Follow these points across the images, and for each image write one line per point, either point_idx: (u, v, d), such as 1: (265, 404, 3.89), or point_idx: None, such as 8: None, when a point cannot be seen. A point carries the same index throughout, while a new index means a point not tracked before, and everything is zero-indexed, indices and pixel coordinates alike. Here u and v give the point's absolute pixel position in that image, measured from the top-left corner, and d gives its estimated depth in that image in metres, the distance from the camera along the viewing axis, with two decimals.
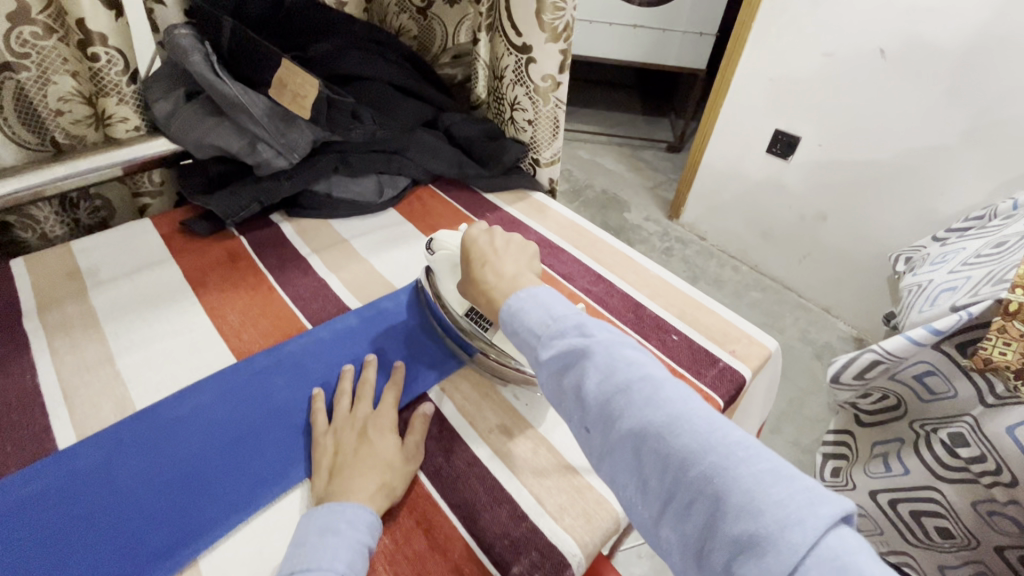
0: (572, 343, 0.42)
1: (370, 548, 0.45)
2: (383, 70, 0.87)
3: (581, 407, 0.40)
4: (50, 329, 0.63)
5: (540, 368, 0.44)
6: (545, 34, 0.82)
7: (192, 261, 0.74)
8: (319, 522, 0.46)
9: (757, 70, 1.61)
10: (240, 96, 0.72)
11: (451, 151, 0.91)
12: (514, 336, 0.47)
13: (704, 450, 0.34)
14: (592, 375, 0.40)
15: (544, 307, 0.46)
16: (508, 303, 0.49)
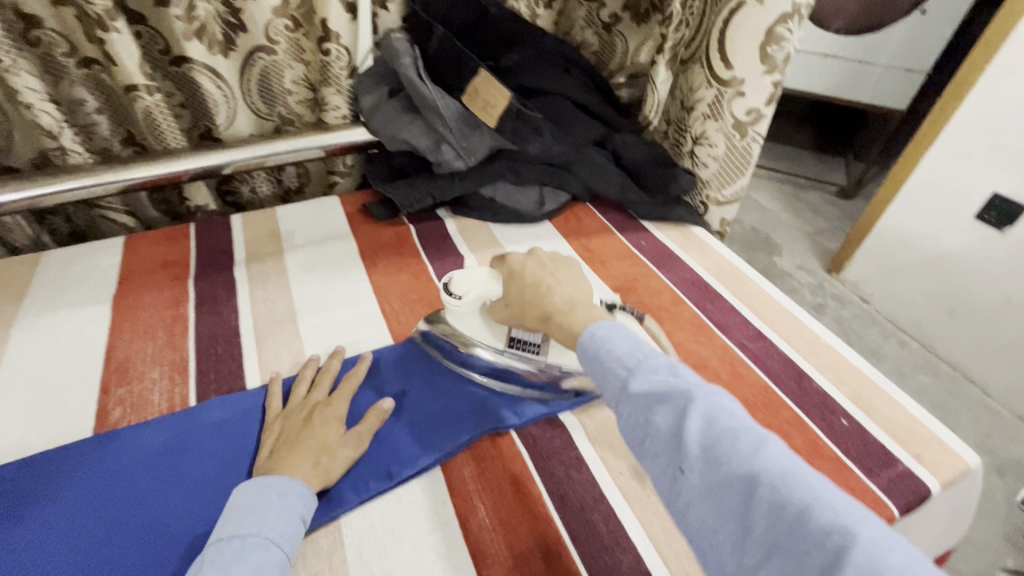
0: (670, 384, 0.40)
1: (304, 518, 0.45)
2: (568, 87, 0.87)
3: (676, 447, 0.38)
4: (254, 280, 0.73)
5: (631, 405, 0.41)
6: (762, 66, 0.78)
7: (367, 240, 0.81)
8: (247, 493, 0.45)
9: (983, 124, 1.36)
10: (437, 100, 0.78)
11: (616, 172, 0.88)
12: (596, 365, 0.45)
13: (818, 502, 0.33)
14: (695, 418, 0.38)
15: (633, 343, 0.44)
16: (591, 333, 0.47)
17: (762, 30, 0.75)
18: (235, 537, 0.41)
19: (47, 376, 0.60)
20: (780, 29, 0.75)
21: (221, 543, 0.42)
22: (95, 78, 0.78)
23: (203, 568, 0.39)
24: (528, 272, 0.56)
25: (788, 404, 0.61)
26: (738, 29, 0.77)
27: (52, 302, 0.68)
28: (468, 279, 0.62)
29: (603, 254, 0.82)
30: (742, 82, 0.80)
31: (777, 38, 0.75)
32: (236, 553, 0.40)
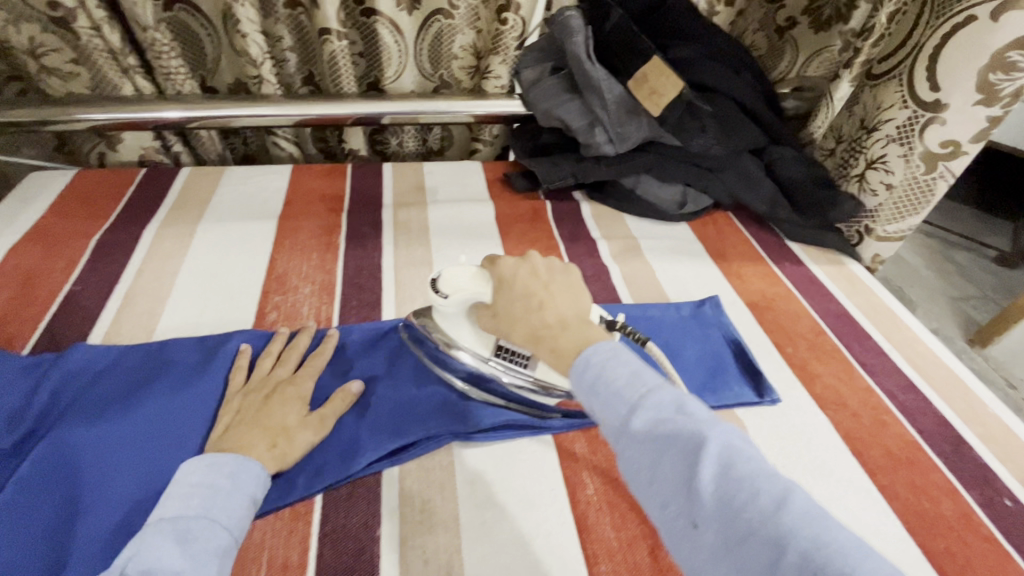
0: (679, 424, 0.35)
1: (256, 500, 0.43)
2: (738, 88, 0.82)
3: (689, 499, 0.33)
4: (398, 225, 0.78)
5: (634, 447, 0.36)
6: (977, 95, 0.70)
7: (504, 208, 0.83)
8: (197, 470, 0.43)
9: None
10: (602, 81, 0.78)
11: (771, 187, 0.83)
12: (594, 394, 0.39)
13: (858, 572, 0.27)
14: (709, 465, 0.33)
15: (634, 369, 0.39)
16: (584, 357, 0.41)
17: (988, 53, 0.68)
18: (182, 517, 0.40)
19: (222, 271, 0.67)
20: (1012, 53, 0.67)
21: (159, 522, 0.40)
22: (295, 20, 0.86)
23: (140, 546, 0.37)
24: (521, 281, 0.47)
25: (939, 467, 0.55)
26: (955, 51, 0.70)
27: (229, 211, 0.77)
28: (455, 283, 0.52)
29: (741, 267, 0.78)
30: (945, 108, 0.72)
31: (1004, 64, 0.68)
32: (181, 534, 0.39)
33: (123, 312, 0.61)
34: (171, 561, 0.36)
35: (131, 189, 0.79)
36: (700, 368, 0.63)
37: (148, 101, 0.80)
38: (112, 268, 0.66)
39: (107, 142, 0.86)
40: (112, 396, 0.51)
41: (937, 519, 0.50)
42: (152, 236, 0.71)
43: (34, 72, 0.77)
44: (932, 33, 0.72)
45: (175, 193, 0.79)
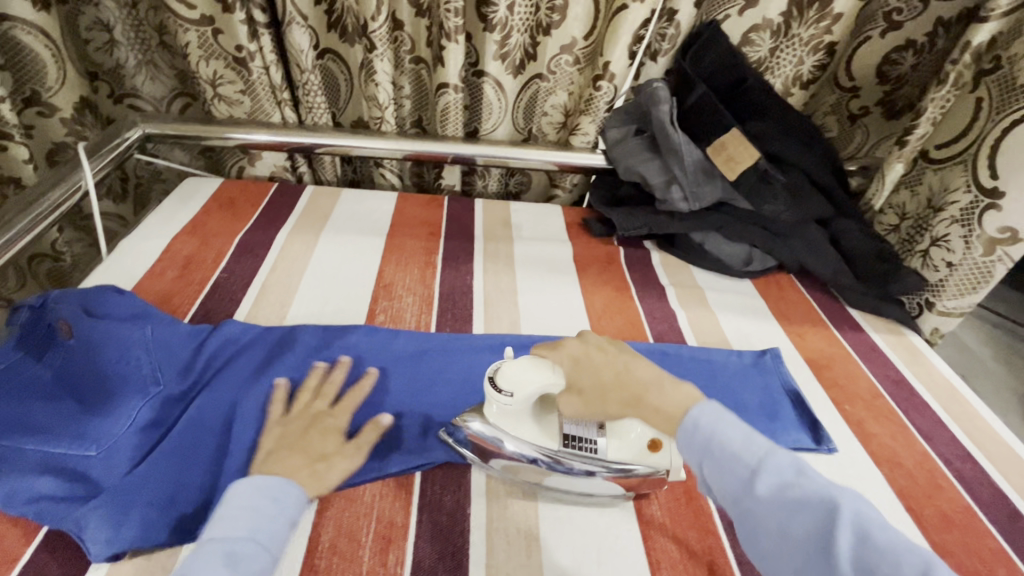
0: (801, 486, 0.42)
1: (295, 522, 0.46)
2: (809, 163, 0.90)
3: (817, 551, 0.39)
4: (487, 253, 0.87)
5: (767, 510, 0.42)
6: None
7: (582, 250, 0.92)
8: (245, 492, 0.45)
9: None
10: (682, 145, 0.86)
11: (834, 255, 0.89)
12: (711, 455, 0.46)
13: None
14: (841, 528, 0.39)
15: (747, 435, 0.46)
16: (692, 421, 0.48)
17: None
18: (227, 538, 0.42)
19: (339, 277, 0.78)
20: None
21: (206, 541, 0.42)
22: (417, 74, 1.00)
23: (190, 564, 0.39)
24: (597, 354, 0.54)
25: (993, 534, 0.57)
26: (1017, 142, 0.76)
27: (345, 226, 0.89)
28: (518, 373, 0.50)
29: (801, 326, 0.83)
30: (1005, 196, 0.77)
31: None
32: (225, 558, 0.41)
33: (260, 300, 0.72)
34: None
35: (266, 198, 0.93)
36: (760, 412, 0.67)
37: (291, 129, 0.95)
38: (251, 262, 0.78)
39: (248, 159, 1.02)
40: (255, 370, 0.61)
41: None
42: (283, 239, 0.84)
43: (207, 98, 0.93)
44: (994, 126, 0.79)
45: (301, 206, 0.93)
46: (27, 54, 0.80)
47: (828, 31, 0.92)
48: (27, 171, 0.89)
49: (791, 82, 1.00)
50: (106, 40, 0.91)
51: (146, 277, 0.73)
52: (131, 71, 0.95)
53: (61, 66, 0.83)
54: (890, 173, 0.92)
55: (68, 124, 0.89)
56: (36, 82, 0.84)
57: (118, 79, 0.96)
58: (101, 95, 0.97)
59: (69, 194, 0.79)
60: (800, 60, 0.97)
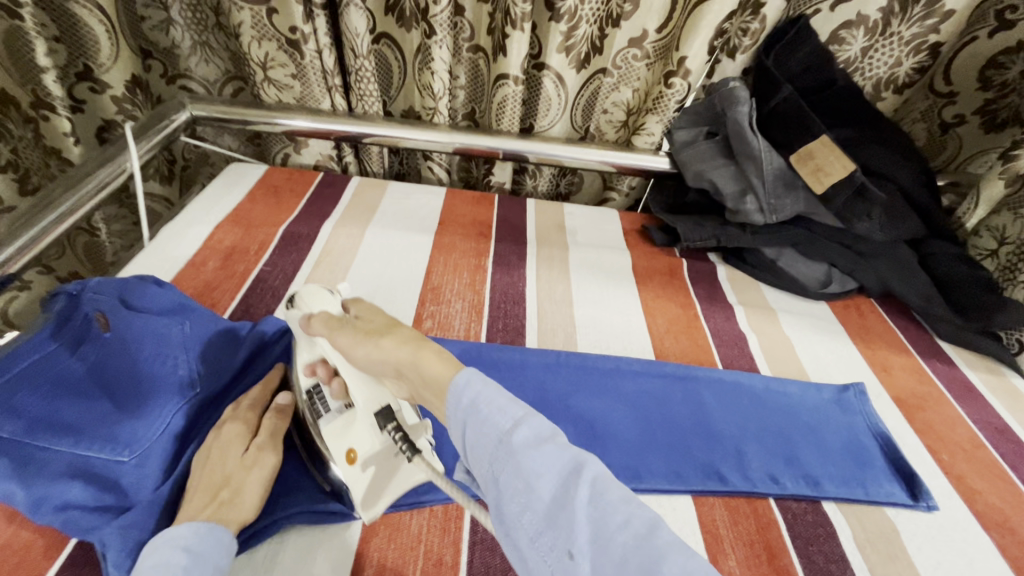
0: (549, 451, 0.37)
1: (222, 569, 0.40)
2: (903, 177, 0.82)
3: (555, 514, 0.35)
4: (541, 258, 0.82)
5: (504, 460, 0.37)
6: None
7: (641, 259, 0.85)
8: (155, 551, 0.39)
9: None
10: (762, 152, 0.79)
11: (926, 281, 0.80)
12: (478, 421, 0.39)
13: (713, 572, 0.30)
14: (577, 485, 0.36)
15: (499, 398, 0.40)
16: (458, 387, 0.41)
17: None
18: None
19: (384, 276, 0.73)
20: None
21: None
22: (474, 63, 0.94)
23: None
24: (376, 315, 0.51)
25: None
26: None
27: (394, 221, 0.84)
28: (317, 302, 0.52)
29: (887, 359, 0.74)
30: None
31: None
32: None
33: None
34: None
35: (312, 188, 0.89)
36: (847, 457, 0.60)
37: (341, 116, 0.91)
38: (295, 256, 0.74)
39: (294, 146, 0.98)
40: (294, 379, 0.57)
41: None
42: (328, 232, 0.79)
43: (259, 81, 0.90)
44: None
45: (347, 199, 0.88)
46: (82, 29, 0.77)
47: (934, 30, 0.84)
48: (68, 144, 0.86)
49: (883, 86, 0.93)
50: (163, 18, 0.88)
51: (187, 266, 0.70)
52: (185, 52, 0.92)
53: (115, 42, 0.80)
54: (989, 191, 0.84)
55: (118, 101, 0.86)
56: (89, 57, 0.81)
57: (171, 60, 0.94)
58: (152, 73, 0.95)
59: (115, 176, 0.77)
60: (898, 61, 0.88)
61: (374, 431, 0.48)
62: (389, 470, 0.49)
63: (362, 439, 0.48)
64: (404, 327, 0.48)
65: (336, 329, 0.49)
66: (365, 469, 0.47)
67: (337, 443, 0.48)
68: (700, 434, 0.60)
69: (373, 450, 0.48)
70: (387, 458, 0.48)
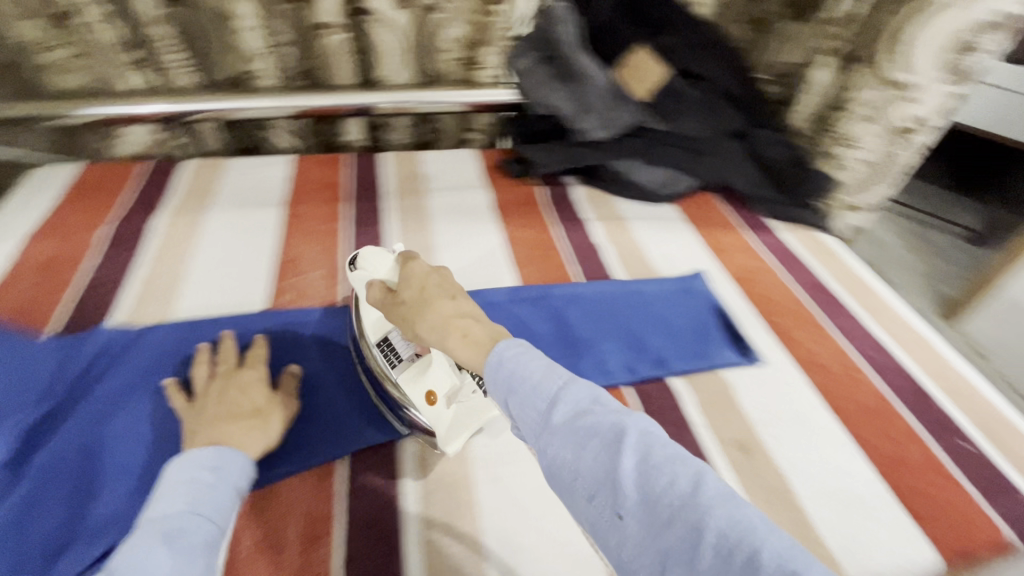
0: (597, 417, 0.38)
1: (241, 491, 0.43)
2: (720, 74, 0.88)
3: (608, 484, 0.35)
4: (399, 211, 0.81)
5: (549, 437, 0.38)
6: (939, 74, 0.76)
7: (500, 194, 0.87)
8: (179, 468, 0.42)
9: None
10: (590, 69, 0.84)
11: (751, 167, 0.89)
12: (513, 391, 0.41)
13: (762, 543, 0.30)
14: (626, 454, 0.35)
15: (544, 365, 0.41)
16: (496, 360, 0.42)
17: (947, 36, 0.73)
18: (166, 514, 0.39)
19: (232, 260, 0.70)
20: (968, 35, 0.73)
21: (142, 521, 0.39)
22: (293, 12, 0.85)
23: (128, 544, 0.37)
24: (418, 274, 0.51)
25: (905, 416, 0.60)
26: (921, 32, 0.74)
27: (236, 200, 0.79)
28: (375, 262, 0.55)
29: (725, 244, 0.82)
30: (912, 87, 0.77)
31: (958, 44, 0.73)
32: (169, 532, 0.38)
33: (142, 297, 0.64)
34: (154, 566, 0.35)
35: (136, 180, 0.81)
36: (691, 336, 0.67)
37: None
38: (127, 256, 0.69)
39: (108, 137, 0.88)
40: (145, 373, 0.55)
41: (901, 460, 0.56)
42: (162, 225, 0.74)
43: None
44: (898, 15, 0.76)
45: (182, 185, 0.81)
46: None
47: None
48: None
49: None
50: None
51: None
52: None
53: None
54: (811, 81, 0.91)
55: None
56: None
57: None
58: None
59: None
60: None
61: (449, 370, 0.51)
62: (468, 406, 0.51)
63: (439, 379, 0.51)
64: (440, 305, 0.47)
65: (439, 297, 0.48)
66: (447, 408, 0.51)
67: (416, 386, 0.52)
68: (563, 341, 0.65)
69: (452, 388, 0.51)
70: (467, 398, 0.52)
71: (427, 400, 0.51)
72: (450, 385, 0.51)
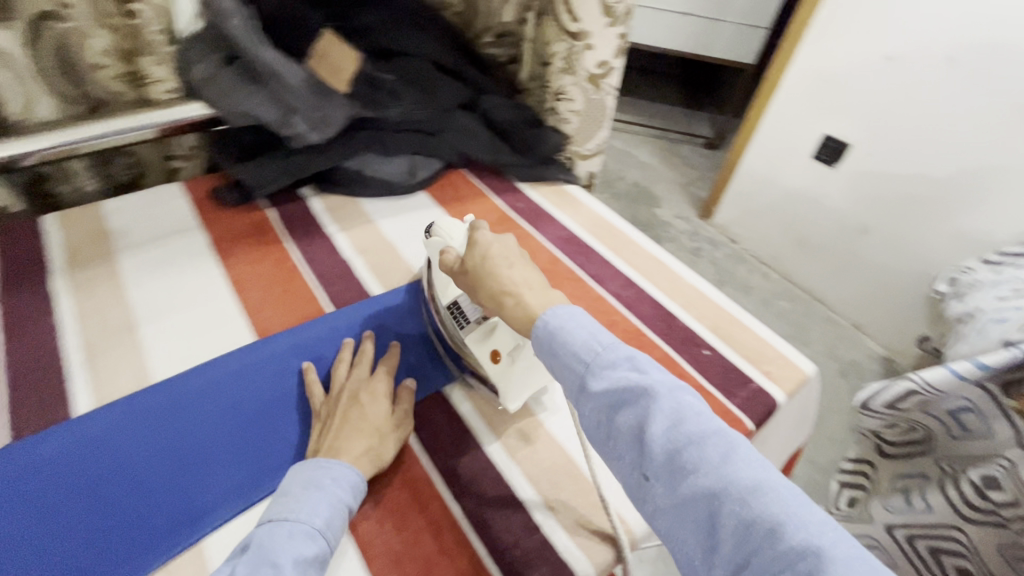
0: (630, 381, 0.40)
1: (349, 505, 0.47)
2: (426, 47, 0.84)
3: (638, 447, 0.39)
4: (75, 287, 0.63)
5: (584, 399, 0.42)
6: (606, 19, 0.80)
7: (221, 229, 0.73)
8: (304, 471, 0.48)
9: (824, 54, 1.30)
10: (278, 65, 0.71)
11: (486, 135, 0.87)
12: (557, 355, 0.43)
13: (786, 516, 0.33)
14: (660, 421, 0.38)
15: (588, 331, 0.43)
16: (546, 326, 0.44)
17: None
18: (286, 518, 0.44)
19: None
20: None
21: (269, 522, 0.45)
22: None
23: (251, 548, 0.42)
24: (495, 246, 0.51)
25: (658, 343, 0.66)
26: None
27: None
28: (451, 229, 0.59)
29: (481, 220, 0.81)
30: (589, 35, 0.81)
31: None
32: (287, 535, 0.43)
33: None
34: (280, 560, 0.41)
35: None
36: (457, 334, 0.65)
37: None
38: None
39: None
40: None
41: None
42: None
43: None
44: None
45: None
46: None
47: None
48: None
49: None
50: None
51: None
52: None
53: None
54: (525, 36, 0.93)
55: None
56: None
57: None
58: None
59: None
60: None
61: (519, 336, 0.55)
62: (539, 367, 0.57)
63: (505, 342, 0.56)
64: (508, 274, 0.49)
65: (504, 266, 0.50)
66: (513, 368, 0.55)
67: (482, 347, 0.57)
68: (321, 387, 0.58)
69: (515, 347, 0.55)
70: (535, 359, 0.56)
71: (493, 358, 0.56)
72: (518, 346, 0.55)
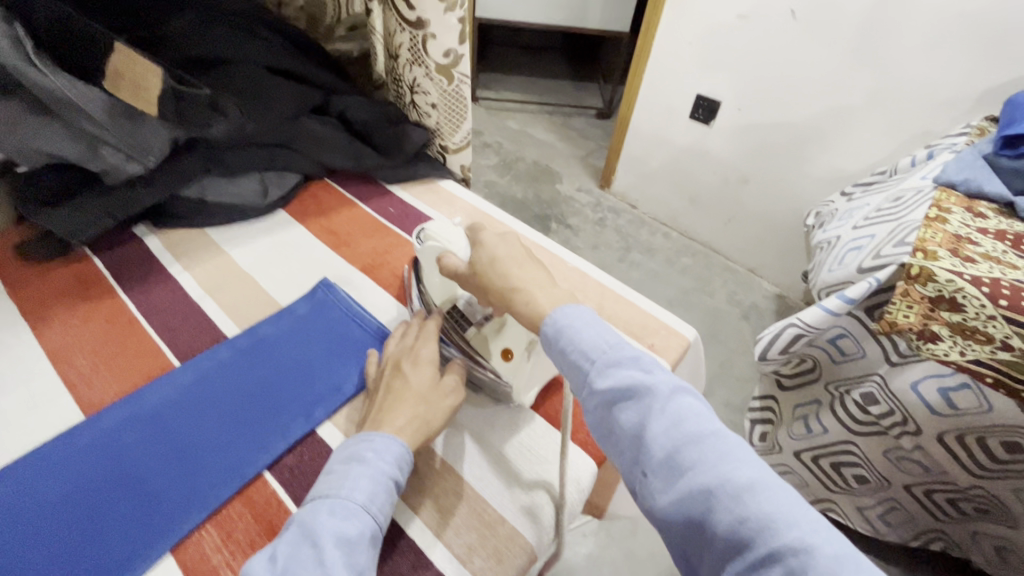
0: (635, 379, 0.38)
1: (394, 484, 0.43)
2: (254, 53, 0.73)
3: (637, 445, 0.36)
4: None
5: (587, 394, 0.40)
6: (443, 5, 0.72)
7: (36, 292, 0.63)
8: (345, 450, 0.44)
9: (684, 16, 1.34)
10: (67, 91, 0.56)
11: (345, 138, 0.81)
12: (564, 353, 0.41)
13: (792, 518, 0.31)
14: (659, 419, 0.36)
15: (596, 329, 0.41)
16: (555, 323, 0.42)
17: None
18: (327, 497, 0.41)
19: None
20: None
21: (312, 500, 0.41)
22: None
23: (295, 526, 0.40)
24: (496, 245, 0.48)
25: None
26: None
27: None
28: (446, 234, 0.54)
29: (348, 231, 0.75)
30: (428, 23, 0.74)
31: None
32: (328, 515, 0.40)
33: None
34: (319, 541, 0.38)
35: None
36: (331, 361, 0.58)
37: None
38: None
39: None
40: None
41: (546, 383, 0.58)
42: None
43: None
44: None
45: None
46: None
47: None
48: None
49: None
50: None
51: None
52: None
53: None
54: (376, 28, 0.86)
55: None
56: None
57: None
58: None
59: None
60: None
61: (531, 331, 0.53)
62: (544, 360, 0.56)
63: (517, 339, 0.54)
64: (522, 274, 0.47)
65: (514, 266, 0.48)
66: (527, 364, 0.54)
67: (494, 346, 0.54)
68: (169, 459, 0.49)
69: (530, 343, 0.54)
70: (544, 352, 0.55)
71: (505, 357, 0.53)
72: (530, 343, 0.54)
